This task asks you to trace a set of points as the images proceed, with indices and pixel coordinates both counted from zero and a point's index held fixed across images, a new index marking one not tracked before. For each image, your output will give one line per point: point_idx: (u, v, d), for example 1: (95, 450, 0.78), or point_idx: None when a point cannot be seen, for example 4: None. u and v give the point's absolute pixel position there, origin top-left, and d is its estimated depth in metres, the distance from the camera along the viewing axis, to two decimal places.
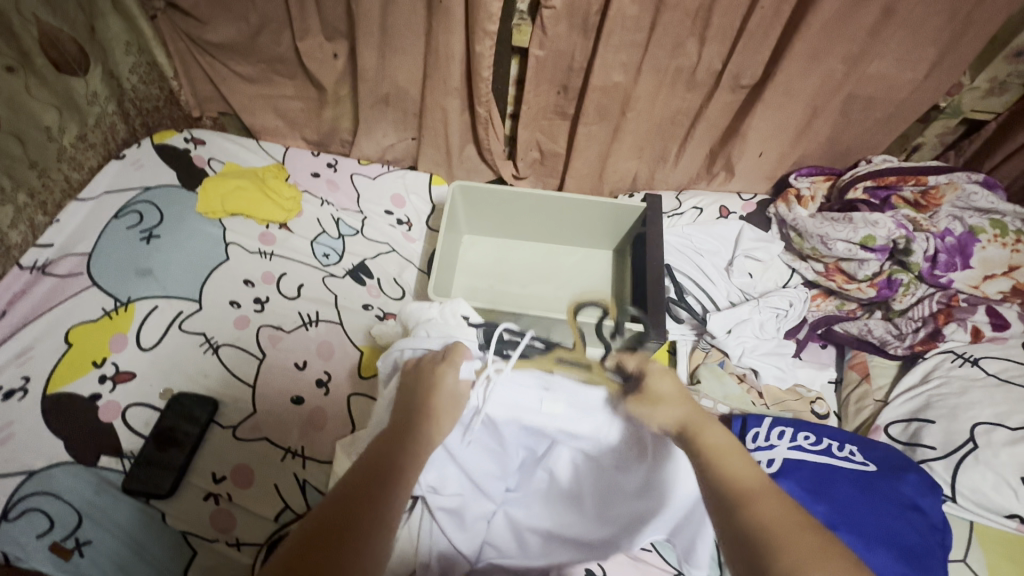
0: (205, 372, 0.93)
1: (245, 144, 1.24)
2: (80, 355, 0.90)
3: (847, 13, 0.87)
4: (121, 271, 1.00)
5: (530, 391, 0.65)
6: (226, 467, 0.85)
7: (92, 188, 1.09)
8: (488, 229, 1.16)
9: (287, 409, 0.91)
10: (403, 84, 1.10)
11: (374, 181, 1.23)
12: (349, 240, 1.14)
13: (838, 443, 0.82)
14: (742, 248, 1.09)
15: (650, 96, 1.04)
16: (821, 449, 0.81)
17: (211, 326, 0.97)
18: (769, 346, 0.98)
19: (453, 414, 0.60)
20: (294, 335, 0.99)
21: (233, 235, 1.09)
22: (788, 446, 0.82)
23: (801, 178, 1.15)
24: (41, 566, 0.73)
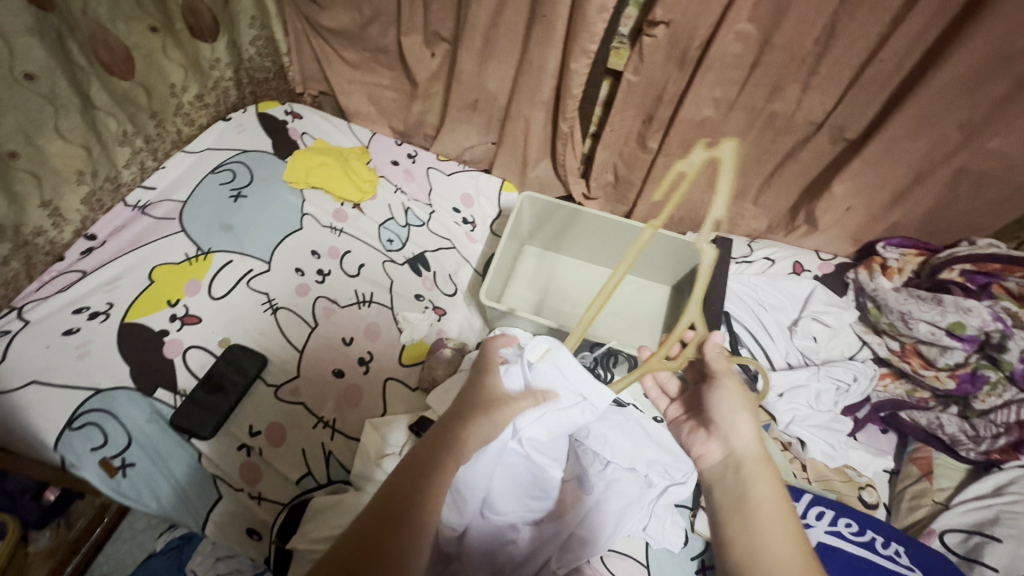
0: (261, 329, 0.98)
1: (337, 124, 1.32)
2: (158, 293, 0.98)
3: (975, 81, 0.80)
4: (207, 223, 1.08)
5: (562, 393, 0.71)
6: (262, 422, 0.89)
7: (198, 143, 1.19)
8: (549, 243, 1.16)
9: (328, 380, 0.95)
10: (494, 90, 1.13)
11: (448, 177, 1.26)
12: (414, 230, 1.17)
13: (884, 539, 0.76)
14: (810, 310, 1.03)
15: (739, 135, 1.01)
16: (863, 541, 0.76)
17: (275, 288, 1.03)
18: (823, 420, 0.92)
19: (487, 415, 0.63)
20: (346, 311, 1.03)
21: (310, 207, 1.15)
22: (826, 529, 0.77)
23: (889, 248, 1.07)
24: (90, 478, 0.81)
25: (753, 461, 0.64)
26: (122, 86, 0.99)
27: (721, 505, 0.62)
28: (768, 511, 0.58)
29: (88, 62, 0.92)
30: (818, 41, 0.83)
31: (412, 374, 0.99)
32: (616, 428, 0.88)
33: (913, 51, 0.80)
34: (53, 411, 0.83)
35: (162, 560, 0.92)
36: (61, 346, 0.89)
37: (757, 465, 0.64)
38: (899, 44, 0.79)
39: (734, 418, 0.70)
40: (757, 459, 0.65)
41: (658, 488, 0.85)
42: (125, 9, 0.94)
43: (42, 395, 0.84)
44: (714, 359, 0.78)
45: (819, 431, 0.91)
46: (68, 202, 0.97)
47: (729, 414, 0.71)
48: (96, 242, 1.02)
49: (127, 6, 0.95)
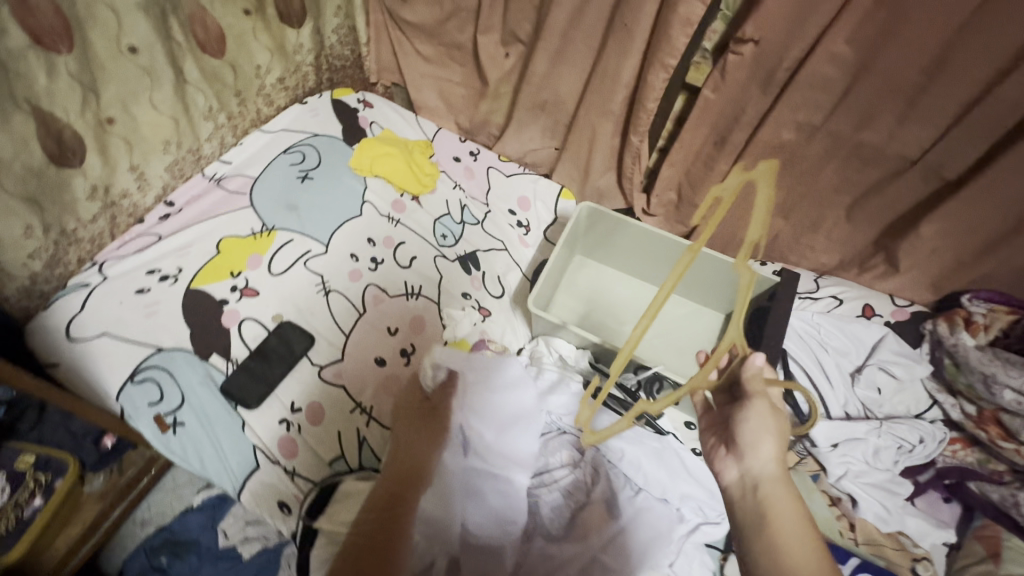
0: (312, 308, 1.01)
1: (406, 116, 1.34)
2: (223, 263, 1.02)
3: None
4: (275, 201, 1.12)
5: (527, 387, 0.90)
6: (304, 400, 0.91)
7: (274, 123, 1.24)
8: (602, 255, 1.13)
9: (369, 367, 0.97)
10: (564, 95, 1.11)
11: (507, 178, 1.26)
12: (468, 228, 1.17)
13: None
14: (877, 359, 0.96)
15: (818, 164, 0.95)
16: None
17: (330, 271, 1.06)
18: (880, 477, 0.85)
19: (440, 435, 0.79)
20: (395, 302, 1.05)
21: (371, 195, 1.18)
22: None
23: (976, 300, 0.97)
24: (144, 430, 0.86)
25: (772, 481, 0.63)
26: (212, 64, 1.04)
27: (741, 525, 0.61)
28: (789, 533, 0.58)
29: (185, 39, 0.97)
30: (926, 72, 0.76)
31: None
32: (651, 455, 0.87)
33: None
34: (120, 364, 0.89)
35: (196, 517, 0.97)
36: (132, 303, 0.95)
37: (773, 485, 0.62)
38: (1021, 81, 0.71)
39: (755, 434, 0.67)
40: (774, 479, 0.63)
41: (691, 524, 0.84)
42: None
43: (112, 347, 0.90)
44: (749, 378, 0.74)
45: (875, 490, 0.84)
46: (153, 169, 1.02)
47: (750, 430, 0.68)
48: (173, 208, 1.08)
49: None
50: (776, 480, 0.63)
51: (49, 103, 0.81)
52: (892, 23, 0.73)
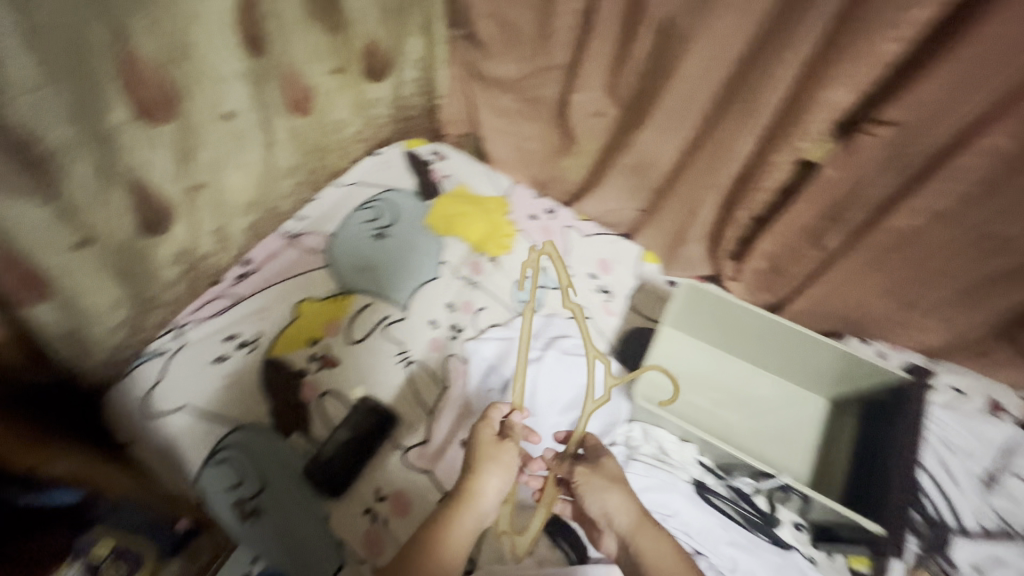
0: (393, 381, 0.96)
1: (479, 169, 1.29)
2: (302, 329, 0.98)
3: None
4: (351, 261, 1.08)
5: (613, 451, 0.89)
6: (389, 487, 0.86)
7: (348, 176, 1.20)
8: (694, 329, 1.06)
9: (453, 450, 0.90)
10: (658, 159, 1.06)
11: (585, 238, 1.20)
12: (549, 292, 1.12)
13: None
14: (1010, 465, 0.88)
15: (947, 248, 0.88)
16: None
17: (410, 339, 1.01)
18: None
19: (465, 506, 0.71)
20: (477, 376, 0.98)
21: (448, 255, 1.13)
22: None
23: None
24: (223, 518, 0.81)
25: (637, 531, 0.72)
26: (299, 123, 1.01)
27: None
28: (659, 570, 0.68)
29: (277, 101, 0.94)
30: None
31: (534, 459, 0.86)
32: (770, 567, 0.80)
33: None
34: (198, 440, 0.85)
35: None
36: (210, 374, 0.90)
37: (646, 543, 0.71)
38: None
39: (603, 493, 0.74)
40: (636, 530, 0.72)
41: None
42: (316, 52, 0.97)
43: (191, 423, 0.85)
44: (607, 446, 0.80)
45: None
46: (234, 230, 1.00)
47: (597, 498, 0.75)
48: (249, 267, 1.04)
49: (318, 50, 0.97)
50: (639, 529, 0.72)
51: (146, 174, 0.78)
52: None
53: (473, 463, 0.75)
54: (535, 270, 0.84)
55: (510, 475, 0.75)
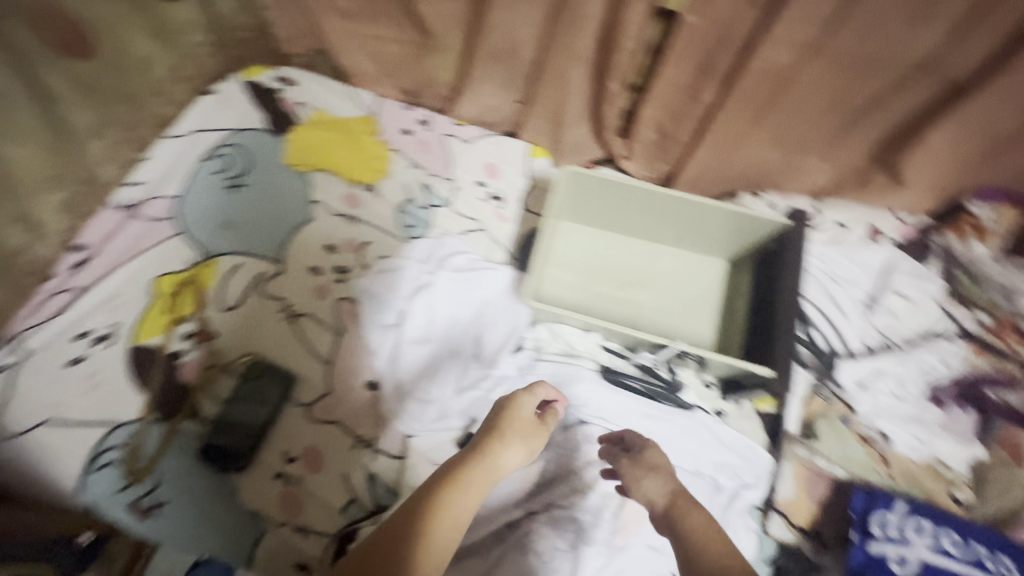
0: (282, 340, 0.89)
1: (338, 90, 1.15)
2: (165, 309, 0.88)
3: None
4: (207, 220, 0.96)
5: (520, 359, 0.87)
6: (299, 446, 0.82)
7: (180, 125, 1.04)
8: (588, 217, 1.03)
9: (360, 395, 0.86)
10: (520, 40, 0.97)
11: (467, 145, 1.11)
12: (436, 211, 1.04)
13: (988, 552, 0.68)
14: (889, 284, 0.94)
15: (817, 80, 0.86)
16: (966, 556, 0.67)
17: (292, 292, 0.93)
18: (909, 407, 0.84)
19: (499, 444, 0.68)
20: (370, 314, 0.92)
21: (318, 193, 1.03)
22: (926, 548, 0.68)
23: (980, 201, 0.95)
24: (122, 522, 0.74)
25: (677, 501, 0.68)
26: (86, 69, 0.84)
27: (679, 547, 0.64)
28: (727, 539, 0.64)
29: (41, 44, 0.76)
30: None
31: (443, 385, 0.85)
32: (680, 431, 0.82)
33: None
34: (70, 454, 0.76)
35: None
36: (66, 379, 0.80)
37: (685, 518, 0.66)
38: None
39: (644, 480, 0.72)
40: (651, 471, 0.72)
41: (729, 493, 0.78)
42: None
43: (55, 439, 0.76)
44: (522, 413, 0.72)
45: (907, 420, 0.83)
46: (45, 214, 0.85)
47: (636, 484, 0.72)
48: (84, 254, 0.90)
49: None
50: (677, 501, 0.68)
51: None
52: None
53: (503, 432, 0.70)
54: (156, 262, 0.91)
55: (530, 451, 0.70)
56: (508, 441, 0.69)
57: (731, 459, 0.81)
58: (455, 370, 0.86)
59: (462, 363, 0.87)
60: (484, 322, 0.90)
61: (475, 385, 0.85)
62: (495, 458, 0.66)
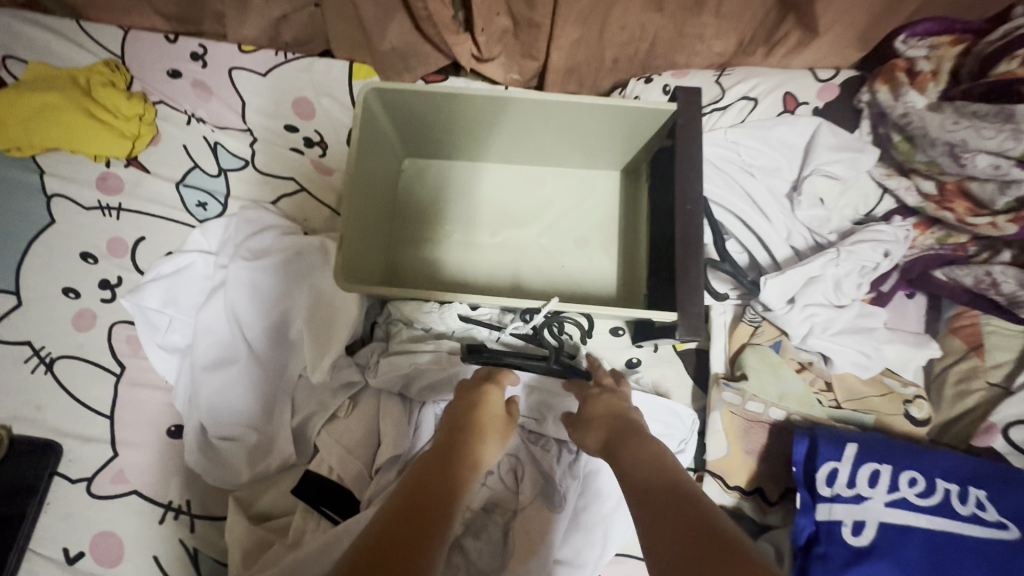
0: (37, 399, 0.65)
1: (59, 28, 0.81)
2: None
3: None
4: None
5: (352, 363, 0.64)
6: (83, 539, 0.61)
7: None
8: (435, 146, 0.78)
9: (162, 448, 0.65)
10: None
11: (260, 77, 0.82)
12: (235, 177, 0.78)
13: (960, 489, 0.53)
14: (815, 164, 0.73)
15: None
16: (933, 505, 0.52)
17: (39, 331, 0.68)
18: (850, 318, 0.68)
19: (499, 438, 0.52)
20: (152, 338, 0.67)
21: (58, 186, 0.75)
22: (885, 501, 0.53)
23: (914, 40, 0.74)
24: None
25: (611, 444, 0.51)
26: None
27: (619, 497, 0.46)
28: (675, 465, 0.46)
29: None
30: None
31: (262, 413, 0.64)
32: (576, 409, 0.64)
33: None
34: None
35: None
36: None
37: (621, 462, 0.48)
38: None
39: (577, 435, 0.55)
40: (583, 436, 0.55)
41: None
42: None
43: None
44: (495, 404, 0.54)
45: (848, 334, 0.67)
46: None
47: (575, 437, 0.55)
48: None
49: None
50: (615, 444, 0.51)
51: None
52: None
53: (483, 421, 0.52)
54: None
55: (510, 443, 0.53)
56: (490, 436, 0.51)
57: (649, 429, 0.64)
58: (280, 389, 0.65)
59: (287, 377, 0.65)
60: (302, 318, 0.66)
61: (305, 406, 0.64)
62: (485, 453, 0.50)
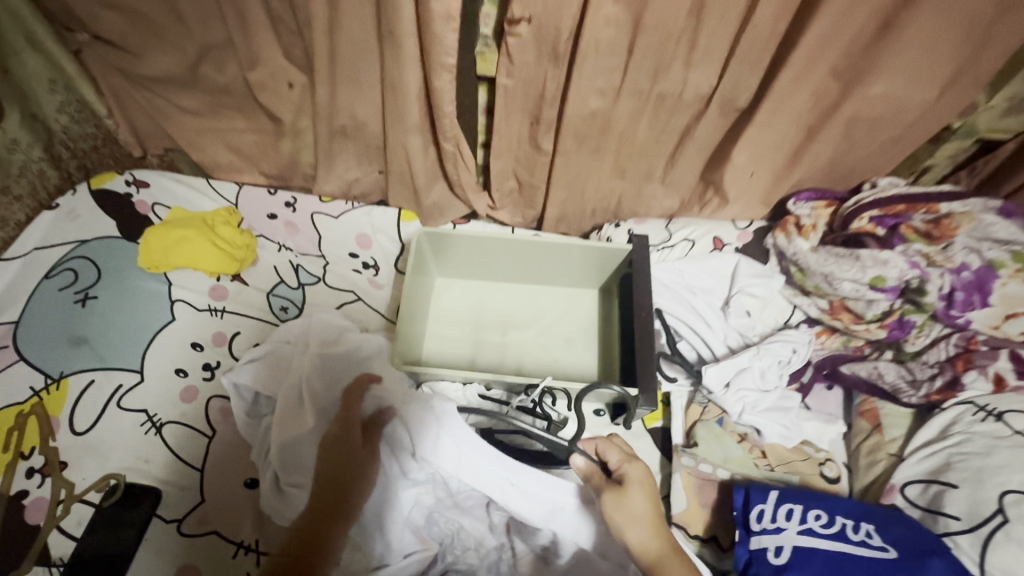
0: (147, 453, 0.84)
1: (196, 184, 1.13)
2: (4, 446, 0.81)
3: (834, 33, 0.78)
4: (53, 340, 0.91)
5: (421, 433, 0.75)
6: (170, 569, 0.76)
7: (21, 245, 0.99)
8: (461, 270, 1.05)
9: (238, 496, 0.82)
10: (363, 118, 1.01)
11: (336, 220, 1.12)
12: (310, 290, 1.04)
13: (854, 523, 0.71)
14: (738, 286, 1.00)
15: (632, 120, 0.95)
16: (834, 533, 0.70)
17: (154, 401, 0.88)
18: (773, 400, 0.90)
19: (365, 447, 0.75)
20: (242, 409, 0.87)
21: (179, 292, 1.00)
22: (798, 530, 0.71)
23: (799, 204, 1.05)
24: None
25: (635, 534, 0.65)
26: None
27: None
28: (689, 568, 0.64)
29: None
30: (689, 15, 0.77)
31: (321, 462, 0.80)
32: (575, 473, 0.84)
33: (784, 8, 0.76)
34: None
35: None
36: None
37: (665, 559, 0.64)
38: (769, 5, 0.75)
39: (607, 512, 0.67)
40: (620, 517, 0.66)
41: None
42: None
43: None
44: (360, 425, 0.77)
45: (772, 410, 0.89)
46: None
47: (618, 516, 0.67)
48: None
49: None
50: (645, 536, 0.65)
51: None
52: None
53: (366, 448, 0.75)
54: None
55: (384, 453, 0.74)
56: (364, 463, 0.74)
57: None
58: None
59: None
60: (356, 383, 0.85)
61: None
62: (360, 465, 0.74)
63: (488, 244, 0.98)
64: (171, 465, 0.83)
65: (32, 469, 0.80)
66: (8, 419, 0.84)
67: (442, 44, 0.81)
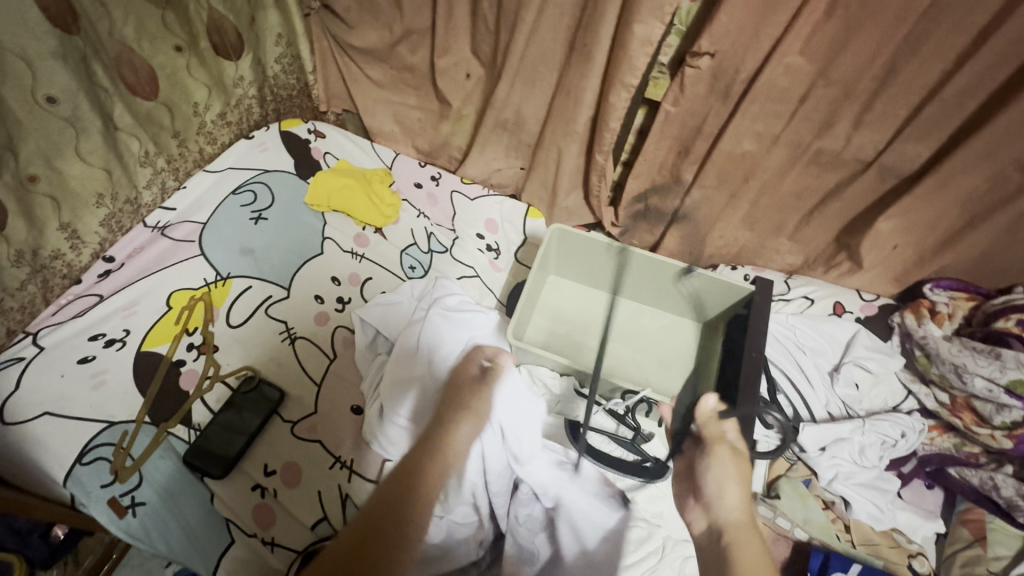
0: (279, 358, 0.96)
1: (361, 143, 1.27)
2: (175, 321, 0.96)
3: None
4: (227, 245, 1.06)
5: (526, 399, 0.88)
6: (278, 461, 0.86)
7: (219, 162, 1.17)
8: (577, 273, 1.11)
9: (344, 417, 0.91)
10: (525, 116, 1.11)
11: (471, 202, 1.22)
12: (437, 257, 1.14)
13: None
14: (852, 355, 0.98)
15: (782, 170, 0.96)
16: None
17: (293, 316, 1.01)
18: (868, 476, 0.87)
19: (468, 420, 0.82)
20: (363, 345, 0.97)
21: (331, 231, 1.13)
22: None
23: (938, 290, 1.02)
24: (100, 516, 0.79)
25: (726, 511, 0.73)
26: (145, 106, 0.99)
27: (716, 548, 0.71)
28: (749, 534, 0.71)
29: (111, 84, 0.92)
30: (874, 78, 0.79)
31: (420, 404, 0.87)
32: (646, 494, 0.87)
33: (975, 89, 0.76)
34: (67, 444, 0.83)
35: None
36: (76, 374, 0.88)
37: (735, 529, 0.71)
38: (961, 82, 0.75)
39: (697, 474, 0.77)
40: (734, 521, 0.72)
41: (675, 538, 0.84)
42: (150, 29, 0.94)
43: (57, 427, 0.83)
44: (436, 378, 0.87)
45: (865, 486, 0.86)
46: (88, 225, 0.97)
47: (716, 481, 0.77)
48: (114, 264, 1.01)
49: (153, 27, 0.95)
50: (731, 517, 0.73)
51: None
52: (842, 32, 0.75)
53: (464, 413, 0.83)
54: (175, 277, 1.01)
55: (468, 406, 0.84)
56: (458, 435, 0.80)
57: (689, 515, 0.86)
58: (429, 401, 0.87)
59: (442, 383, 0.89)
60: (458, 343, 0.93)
61: None
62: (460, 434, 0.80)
63: (613, 255, 1.04)
64: (295, 374, 0.94)
65: (191, 344, 0.95)
66: (179, 300, 0.99)
67: (624, 62, 0.88)
